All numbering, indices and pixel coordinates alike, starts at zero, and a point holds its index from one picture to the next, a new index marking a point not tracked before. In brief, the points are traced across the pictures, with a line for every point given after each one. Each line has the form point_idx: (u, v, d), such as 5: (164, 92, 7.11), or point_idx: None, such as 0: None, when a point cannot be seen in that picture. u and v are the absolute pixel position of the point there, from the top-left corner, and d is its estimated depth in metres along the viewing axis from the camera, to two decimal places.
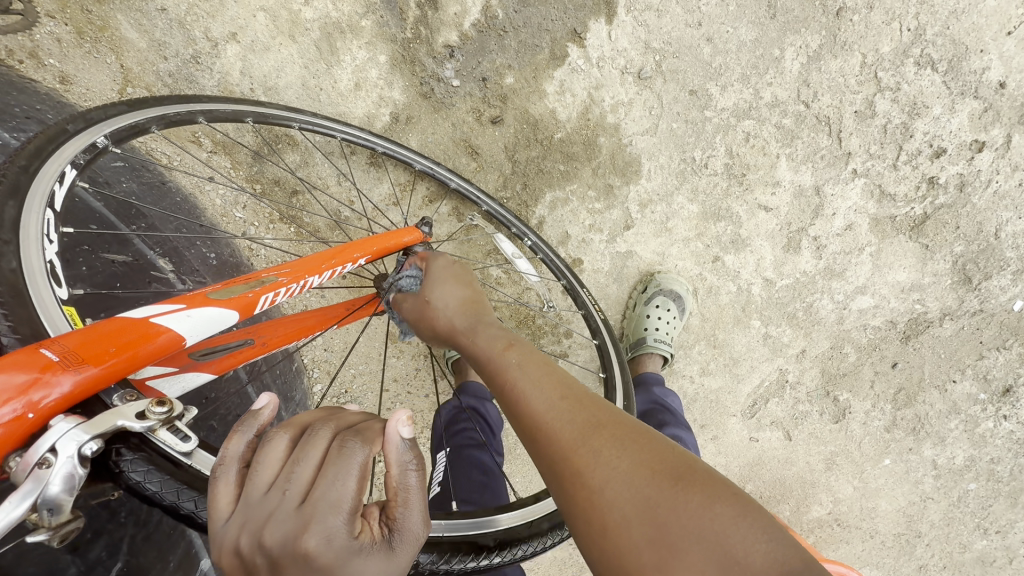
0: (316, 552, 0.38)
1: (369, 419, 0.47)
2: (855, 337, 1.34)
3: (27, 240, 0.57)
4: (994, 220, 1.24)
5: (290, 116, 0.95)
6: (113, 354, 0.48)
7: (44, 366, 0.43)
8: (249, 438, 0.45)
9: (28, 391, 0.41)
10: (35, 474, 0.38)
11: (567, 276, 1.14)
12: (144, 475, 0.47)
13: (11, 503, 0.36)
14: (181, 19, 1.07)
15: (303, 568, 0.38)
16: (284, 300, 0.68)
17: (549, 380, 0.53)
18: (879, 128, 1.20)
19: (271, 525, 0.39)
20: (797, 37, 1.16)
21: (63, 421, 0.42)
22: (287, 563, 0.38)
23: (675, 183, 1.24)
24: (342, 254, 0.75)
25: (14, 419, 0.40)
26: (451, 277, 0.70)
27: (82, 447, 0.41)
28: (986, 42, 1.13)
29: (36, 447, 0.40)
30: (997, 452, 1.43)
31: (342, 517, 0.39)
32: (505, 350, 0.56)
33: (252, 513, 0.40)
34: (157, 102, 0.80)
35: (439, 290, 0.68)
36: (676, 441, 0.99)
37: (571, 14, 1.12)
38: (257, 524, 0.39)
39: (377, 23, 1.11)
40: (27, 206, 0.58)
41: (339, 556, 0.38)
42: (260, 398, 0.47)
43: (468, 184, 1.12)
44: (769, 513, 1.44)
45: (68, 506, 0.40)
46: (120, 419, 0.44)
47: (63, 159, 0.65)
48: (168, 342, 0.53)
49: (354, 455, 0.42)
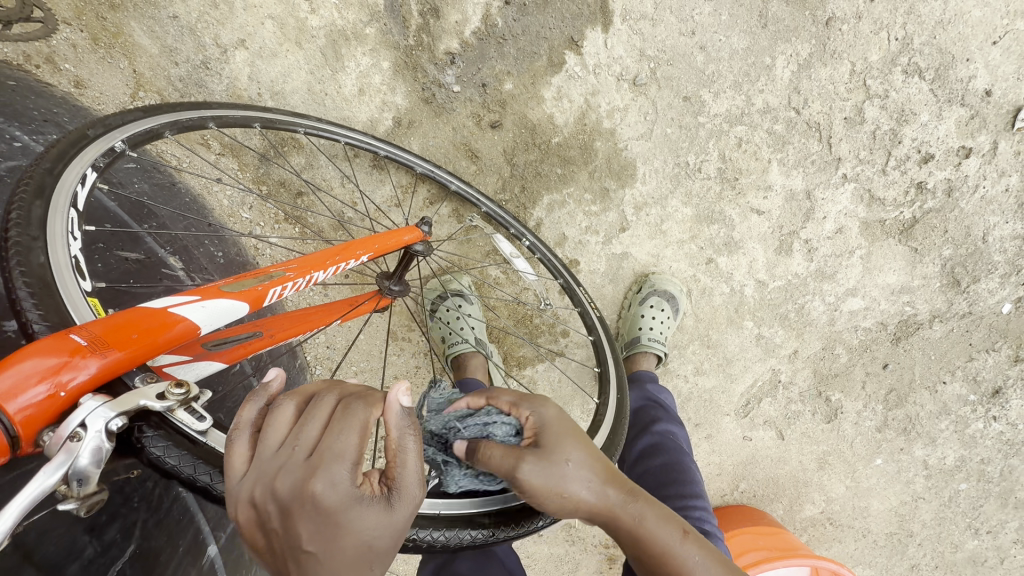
0: (326, 496, 0.43)
1: (369, 387, 0.51)
2: (846, 338, 1.37)
3: (54, 237, 0.60)
4: (982, 224, 1.27)
5: (295, 121, 0.99)
6: (135, 340, 0.52)
7: (73, 349, 0.47)
8: (260, 405, 0.49)
9: (58, 372, 0.45)
10: (67, 447, 0.42)
11: (563, 275, 1.18)
12: (163, 449, 0.50)
13: (45, 472, 0.40)
14: (192, 26, 1.10)
15: (312, 510, 0.43)
16: (291, 294, 0.71)
17: (711, 557, 0.61)
18: (868, 135, 1.23)
19: (282, 475, 0.44)
20: (788, 45, 1.19)
21: (91, 399, 0.45)
22: (297, 507, 0.43)
23: (670, 186, 1.27)
24: (346, 251, 0.78)
25: (47, 398, 0.44)
26: (574, 436, 0.61)
27: (108, 424, 0.44)
28: (971, 51, 1.17)
29: (68, 422, 0.43)
30: (988, 453, 1.45)
31: (346, 467, 0.44)
32: (685, 538, 0.61)
33: (264, 467, 0.45)
34: (170, 109, 0.83)
35: (573, 456, 0.59)
36: (669, 436, 1.02)
37: (568, 22, 1.16)
38: (270, 475, 0.44)
39: (381, 30, 1.15)
40: (53, 205, 0.62)
41: (342, 501, 0.44)
42: (269, 372, 0.50)
43: (468, 186, 1.16)
44: (762, 511, 1.47)
45: (95, 478, 0.43)
46: (143, 399, 0.47)
47: (84, 161, 0.69)
48: (184, 331, 0.57)
49: (356, 414, 0.46)
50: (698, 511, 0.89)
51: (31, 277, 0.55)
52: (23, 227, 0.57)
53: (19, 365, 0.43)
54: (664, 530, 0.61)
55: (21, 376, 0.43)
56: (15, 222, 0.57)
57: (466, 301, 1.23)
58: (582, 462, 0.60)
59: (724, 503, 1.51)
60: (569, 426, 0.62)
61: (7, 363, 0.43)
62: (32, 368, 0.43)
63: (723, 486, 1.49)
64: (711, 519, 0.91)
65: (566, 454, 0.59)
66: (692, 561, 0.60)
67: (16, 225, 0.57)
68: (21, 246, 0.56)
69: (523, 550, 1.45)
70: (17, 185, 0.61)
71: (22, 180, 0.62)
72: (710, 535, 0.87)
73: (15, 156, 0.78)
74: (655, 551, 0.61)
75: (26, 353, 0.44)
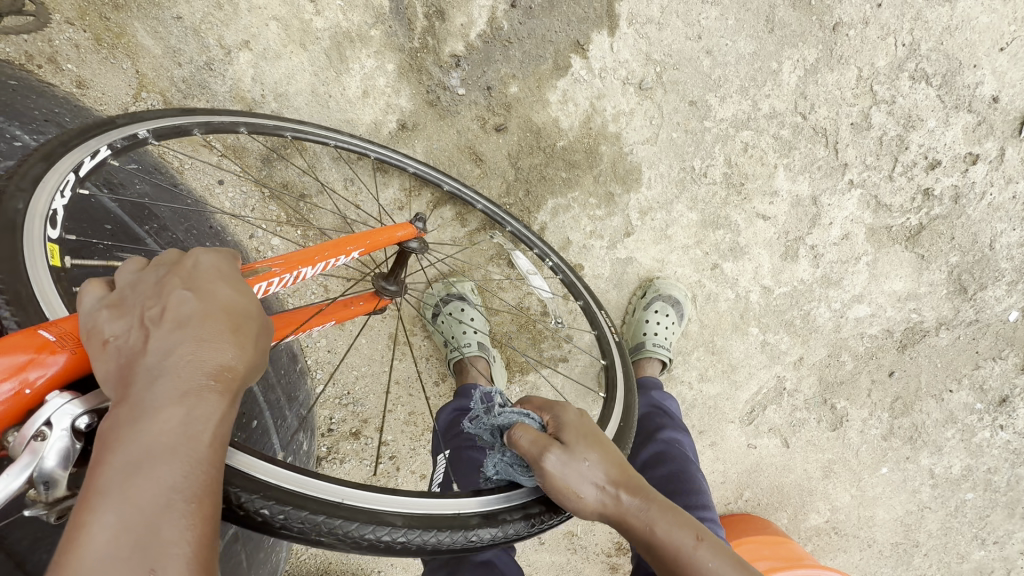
0: (198, 271, 0.51)
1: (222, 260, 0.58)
2: (852, 345, 1.35)
3: (34, 218, 0.62)
4: (989, 231, 1.26)
5: (328, 135, 1.03)
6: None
7: (40, 345, 0.45)
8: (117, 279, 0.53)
9: (23, 370, 0.44)
10: (31, 447, 0.41)
11: (580, 289, 1.16)
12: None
13: (9, 474, 0.39)
14: (197, 27, 1.10)
15: (193, 280, 0.50)
16: (278, 289, 0.69)
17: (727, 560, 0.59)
18: (875, 140, 1.23)
19: (154, 276, 0.50)
20: (794, 50, 1.19)
21: (58, 396, 0.44)
22: (179, 280, 0.50)
23: (675, 191, 1.26)
24: (336, 248, 0.77)
25: (11, 396, 0.43)
26: (590, 434, 0.66)
27: (75, 421, 0.43)
28: (979, 58, 1.16)
29: (33, 421, 0.42)
30: (994, 462, 1.44)
31: (215, 282, 0.51)
32: (697, 542, 0.60)
33: (133, 282, 0.50)
34: (209, 111, 0.89)
35: (589, 455, 0.63)
36: (674, 444, 1.00)
37: (574, 26, 1.15)
38: (140, 281, 0.50)
39: (385, 33, 1.14)
40: (38, 190, 0.64)
41: (206, 305, 0.48)
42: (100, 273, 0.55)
43: (489, 202, 1.15)
44: (767, 520, 1.44)
45: (62, 480, 0.42)
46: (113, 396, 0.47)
47: (79, 154, 0.71)
48: None
49: (212, 255, 0.53)
50: (706, 523, 0.88)
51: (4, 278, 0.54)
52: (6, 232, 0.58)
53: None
54: (677, 534, 0.60)
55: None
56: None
57: (468, 305, 1.21)
58: (596, 461, 0.63)
59: (728, 511, 1.48)
60: (589, 429, 0.67)
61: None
62: None
63: (727, 494, 1.47)
64: (720, 531, 0.89)
65: (582, 451, 0.64)
66: (705, 566, 0.58)
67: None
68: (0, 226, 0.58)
69: (523, 557, 1.43)
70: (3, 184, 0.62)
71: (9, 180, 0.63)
72: None
73: (15, 156, 0.77)
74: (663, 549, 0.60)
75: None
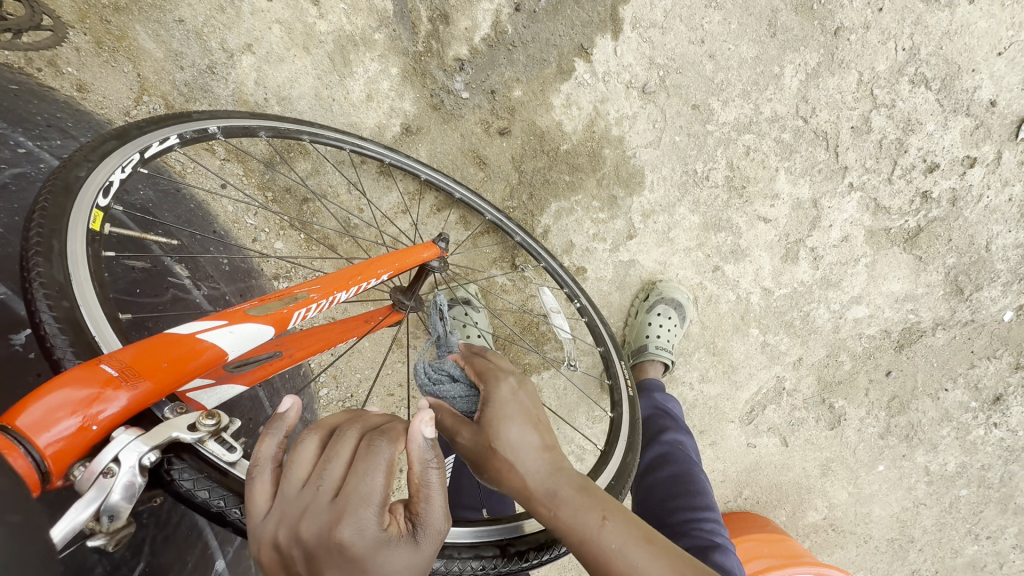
0: (346, 544, 0.38)
1: (392, 421, 0.47)
2: (850, 345, 1.37)
3: (76, 227, 0.60)
4: (985, 233, 1.27)
5: (385, 153, 1.06)
6: (164, 369, 0.49)
7: (105, 381, 0.44)
8: (279, 439, 0.45)
9: (89, 404, 0.43)
10: (99, 482, 0.40)
11: (580, 298, 1.16)
12: (194, 481, 0.48)
13: (77, 508, 0.39)
14: (199, 31, 1.09)
15: (338, 558, 0.38)
16: (314, 315, 0.68)
17: (659, 561, 0.51)
18: (874, 144, 1.24)
19: (306, 519, 0.39)
20: (796, 54, 1.20)
21: (124, 433, 0.44)
22: (323, 556, 0.38)
23: (677, 194, 1.27)
24: (367, 269, 0.75)
25: (77, 431, 0.42)
26: (523, 414, 0.61)
27: (141, 458, 0.43)
28: (977, 62, 1.17)
29: (100, 457, 0.41)
30: (988, 459, 1.46)
31: (373, 510, 0.39)
32: (601, 523, 0.54)
33: (288, 508, 0.40)
34: (276, 117, 0.93)
35: (506, 431, 0.59)
36: (678, 446, 1.01)
37: (578, 30, 1.16)
38: (293, 518, 0.40)
39: (389, 36, 1.14)
40: (81, 197, 0.62)
41: (371, 547, 0.38)
42: (284, 401, 0.46)
43: (502, 215, 1.17)
44: (766, 517, 1.46)
45: (126, 512, 0.42)
46: (174, 431, 0.45)
47: (111, 165, 0.68)
48: (213, 357, 0.54)
49: (381, 452, 0.42)
50: (710, 523, 0.89)
51: (59, 314, 0.52)
52: (46, 266, 0.54)
53: (47, 397, 0.41)
54: (581, 516, 0.55)
55: (50, 409, 0.41)
56: (35, 261, 0.54)
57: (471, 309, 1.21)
58: (522, 432, 0.60)
59: (727, 509, 1.50)
60: (525, 404, 0.62)
61: (35, 396, 0.41)
62: (62, 401, 0.41)
63: (726, 492, 1.49)
64: (724, 530, 0.91)
65: (496, 435, 0.59)
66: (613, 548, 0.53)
67: (38, 265, 0.54)
68: (43, 246, 0.55)
69: None
70: (31, 213, 0.58)
71: (36, 207, 0.58)
72: (722, 547, 0.86)
73: (20, 164, 0.76)
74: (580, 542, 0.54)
75: (55, 384, 0.42)
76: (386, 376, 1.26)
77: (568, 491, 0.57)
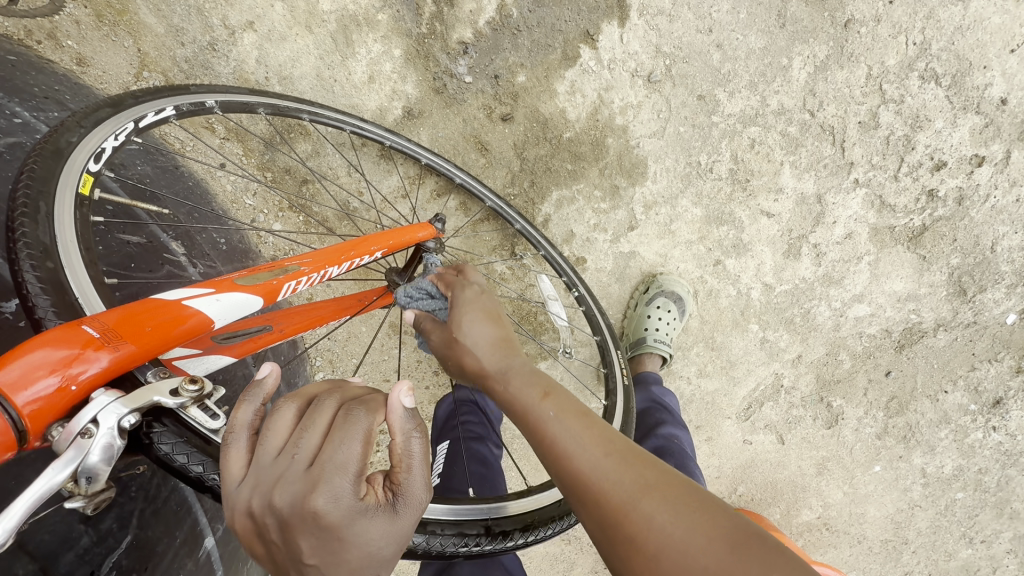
0: (317, 513, 0.37)
1: (373, 393, 0.46)
2: (850, 344, 1.36)
3: (64, 192, 0.59)
4: (991, 234, 1.26)
5: (385, 135, 1.05)
6: (149, 333, 0.48)
7: (85, 341, 0.43)
8: (256, 406, 0.45)
9: (69, 365, 0.42)
10: (77, 443, 0.40)
11: (578, 287, 1.15)
12: (172, 446, 0.47)
13: (54, 468, 0.38)
14: (200, 6, 1.08)
15: (311, 527, 0.37)
16: (305, 289, 0.67)
17: (596, 440, 0.49)
18: (882, 140, 1.22)
19: (280, 487, 0.38)
20: (805, 46, 1.18)
21: (104, 394, 0.43)
22: (297, 525, 0.37)
23: (680, 186, 1.26)
24: (361, 246, 0.74)
25: (57, 391, 0.41)
26: (482, 311, 0.62)
27: (121, 420, 0.42)
28: (989, 59, 1.15)
29: (79, 417, 0.41)
30: (986, 463, 1.45)
31: (350, 478, 0.39)
32: (541, 398, 0.52)
33: (263, 475, 0.40)
34: (277, 94, 0.92)
35: (469, 323, 0.61)
36: (673, 439, 1.00)
37: (585, 16, 1.14)
38: (268, 486, 0.39)
39: (393, 17, 1.12)
40: (71, 162, 0.62)
41: (346, 516, 0.38)
42: (261, 368, 0.46)
43: (503, 202, 1.15)
44: (760, 515, 1.45)
45: (104, 476, 0.41)
46: (156, 395, 0.45)
47: (103, 132, 0.67)
48: (197, 325, 0.53)
49: (358, 421, 0.41)
50: None
51: (43, 276, 0.51)
52: (32, 227, 0.54)
53: (26, 356, 0.40)
54: (527, 390, 0.54)
55: (29, 367, 0.40)
56: (21, 222, 0.53)
57: None
58: (483, 326, 0.60)
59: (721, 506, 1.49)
60: (490, 303, 0.63)
61: (13, 354, 0.40)
62: (41, 360, 0.40)
63: (721, 489, 1.48)
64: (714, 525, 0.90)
65: (456, 327, 0.61)
66: (547, 420, 0.51)
67: (23, 226, 0.53)
68: (28, 207, 0.54)
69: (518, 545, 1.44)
70: (19, 175, 0.57)
71: (24, 169, 0.57)
72: None
73: (16, 133, 0.75)
74: (524, 422, 0.53)
75: (34, 343, 0.41)
76: (382, 362, 1.26)
77: (522, 379, 0.56)
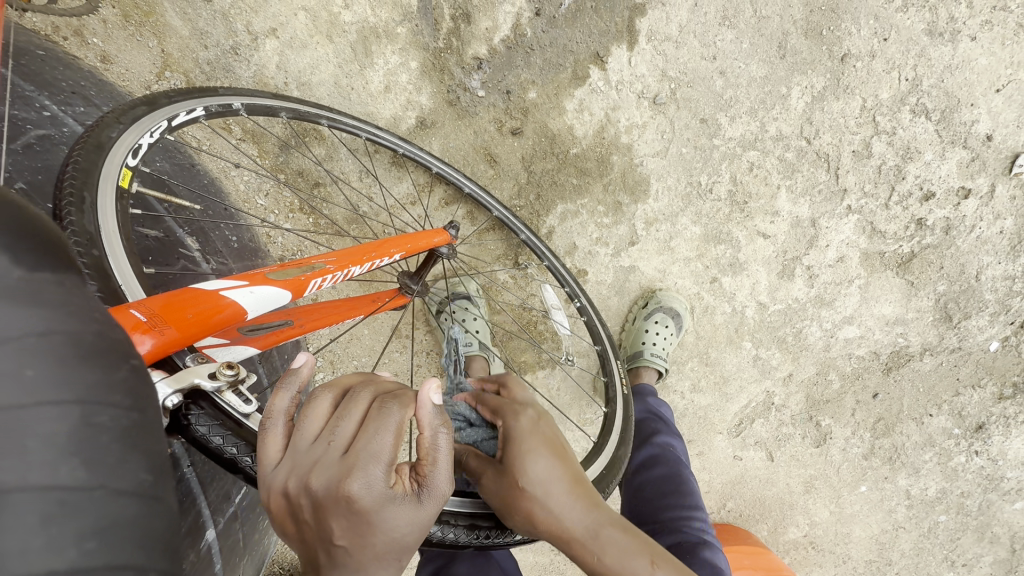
0: (351, 498, 0.39)
1: (403, 387, 0.48)
2: (840, 364, 1.40)
3: (105, 184, 0.62)
4: (976, 263, 1.31)
5: (398, 143, 1.08)
6: (191, 321, 0.51)
7: (133, 325, 0.46)
8: (293, 393, 0.47)
9: None
10: None
11: (580, 297, 1.18)
12: (208, 428, 0.50)
13: None
14: (226, 12, 1.11)
15: (344, 511, 0.39)
16: (329, 286, 0.69)
17: None
18: (874, 168, 1.27)
19: (317, 471, 0.41)
20: (803, 77, 1.23)
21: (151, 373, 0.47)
22: (331, 507, 0.40)
23: (681, 205, 1.30)
24: (380, 248, 0.77)
25: None
26: (547, 446, 0.60)
27: (163, 400, 0.46)
28: (976, 97, 1.22)
29: None
30: (968, 486, 1.48)
31: (382, 467, 0.41)
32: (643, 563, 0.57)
33: (300, 460, 0.42)
34: (297, 99, 0.95)
35: (537, 455, 0.59)
36: (669, 448, 1.03)
37: (595, 38, 1.19)
38: (305, 469, 0.42)
39: (411, 31, 1.16)
40: (111, 155, 0.65)
41: (377, 501, 0.40)
42: (297, 358, 0.48)
43: (510, 213, 1.19)
44: (747, 531, 1.48)
45: None
46: (195, 377, 0.48)
47: (140, 128, 0.70)
48: (232, 315, 0.55)
49: (391, 414, 0.43)
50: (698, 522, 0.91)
51: (88, 261, 0.54)
52: (77, 215, 0.56)
53: None
54: (618, 549, 0.58)
55: None
56: (68, 211, 0.56)
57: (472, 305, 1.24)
58: (548, 458, 0.59)
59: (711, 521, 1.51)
60: (546, 427, 0.62)
61: None
62: None
63: (711, 503, 1.51)
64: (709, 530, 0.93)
65: (521, 474, 0.59)
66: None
67: (71, 214, 0.56)
68: (74, 197, 0.57)
69: None
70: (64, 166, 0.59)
71: (69, 160, 0.60)
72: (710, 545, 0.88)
73: (45, 125, 0.77)
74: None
75: None
76: (384, 364, 1.28)
77: (609, 530, 0.59)
